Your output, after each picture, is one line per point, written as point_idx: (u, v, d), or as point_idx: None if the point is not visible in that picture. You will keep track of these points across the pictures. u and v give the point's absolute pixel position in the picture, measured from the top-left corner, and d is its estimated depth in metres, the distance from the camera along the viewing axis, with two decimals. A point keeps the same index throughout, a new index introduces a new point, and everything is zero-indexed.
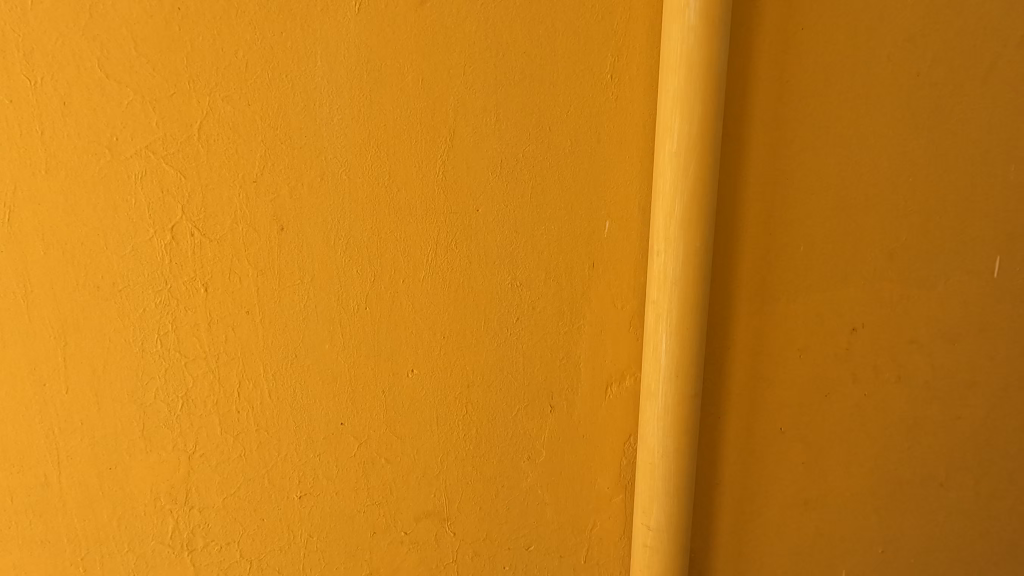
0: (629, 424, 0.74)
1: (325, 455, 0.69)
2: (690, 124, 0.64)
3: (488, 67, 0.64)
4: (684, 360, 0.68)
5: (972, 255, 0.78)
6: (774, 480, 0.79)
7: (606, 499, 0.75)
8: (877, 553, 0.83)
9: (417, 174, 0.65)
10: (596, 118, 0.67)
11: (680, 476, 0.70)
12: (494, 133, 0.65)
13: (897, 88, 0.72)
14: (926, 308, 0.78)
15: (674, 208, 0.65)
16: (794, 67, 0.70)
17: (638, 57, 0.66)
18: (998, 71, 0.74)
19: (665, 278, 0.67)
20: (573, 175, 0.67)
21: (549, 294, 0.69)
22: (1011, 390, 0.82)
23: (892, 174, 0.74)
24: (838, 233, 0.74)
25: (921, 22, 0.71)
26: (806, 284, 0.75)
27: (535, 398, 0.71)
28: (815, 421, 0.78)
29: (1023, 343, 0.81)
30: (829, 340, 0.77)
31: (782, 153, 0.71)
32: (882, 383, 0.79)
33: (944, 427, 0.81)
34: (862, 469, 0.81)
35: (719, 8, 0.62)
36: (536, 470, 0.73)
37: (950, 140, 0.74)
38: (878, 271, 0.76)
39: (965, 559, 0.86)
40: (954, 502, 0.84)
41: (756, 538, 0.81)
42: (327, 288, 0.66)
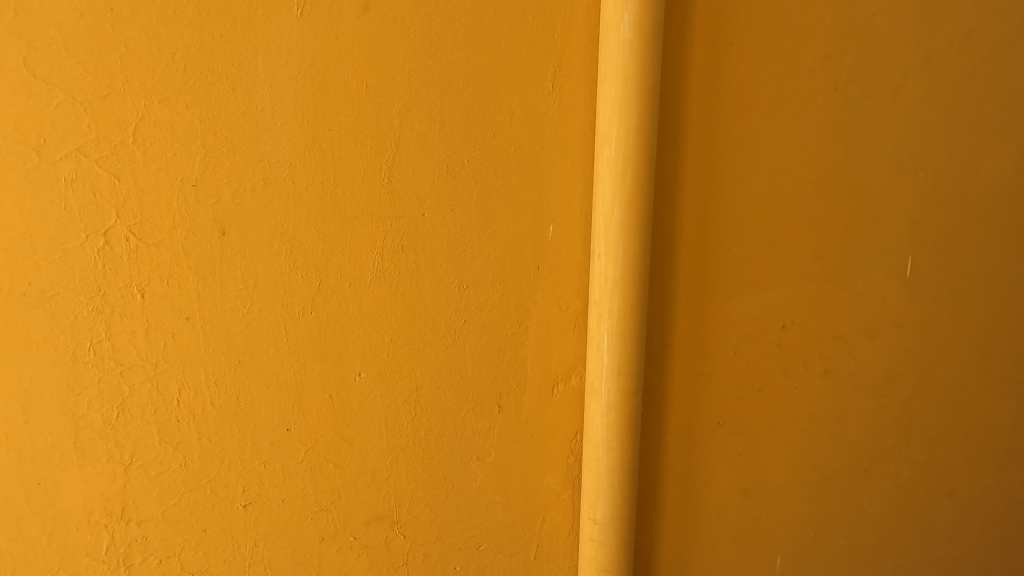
0: (576, 422, 0.76)
1: (270, 462, 0.68)
2: (627, 132, 0.67)
3: (433, 74, 0.65)
4: (626, 358, 0.71)
5: (889, 256, 0.84)
6: (714, 471, 0.83)
7: (555, 496, 0.77)
8: (810, 537, 0.89)
9: (363, 178, 0.65)
10: (539, 126, 0.69)
11: (624, 470, 0.73)
12: (439, 139, 0.67)
13: (818, 100, 0.78)
14: (848, 305, 0.84)
15: (614, 212, 0.68)
16: (724, 79, 0.74)
17: (578, 67, 0.69)
18: (906, 87, 0.81)
19: (607, 279, 0.69)
20: (517, 181, 0.69)
21: (496, 296, 0.71)
22: (925, 380, 0.89)
23: (815, 181, 0.79)
24: (768, 235, 0.79)
25: (837, 40, 0.77)
26: (740, 284, 0.79)
27: (484, 399, 0.73)
28: (751, 414, 0.83)
29: (934, 336, 0.88)
30: (761, 336, 0.81)
31: (715, 161, 0.76)
32: (811, 376, 0.84)
33: (867, 417, 0.87)
34: (794, 459, 0.86)
35: (651, 22, 0.66)
36: (485, 470, 0.74)
37: (866, 150, 0.80)
38: (805, 272, 0.81)
39: (889, 539, 0.92)
40: (878, 486, 0.90)
41: (699, 529, 0.84)
42: (271, 293, 0.65)
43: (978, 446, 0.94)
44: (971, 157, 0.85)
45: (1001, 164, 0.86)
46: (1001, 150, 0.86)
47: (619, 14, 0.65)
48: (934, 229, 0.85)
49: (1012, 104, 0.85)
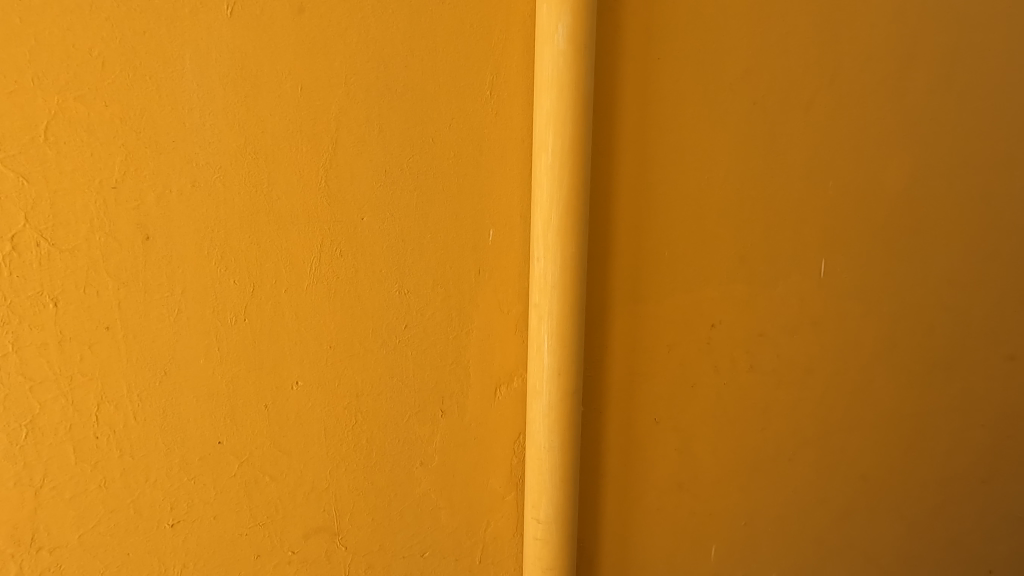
0: (518, 424, 0.77)
1: (200, 478, 0.65)
2: (562, 140, 0.69)
3: (370, 79, 0.65)
4: (565, 359, 0.72)
5: (805, 258, 0.91)
6: (651, 466, 0.86)
7: (499, 499, 0.77)
8: (741, 525, 0.93)
9: (298, 182, 0.64)
10: (478, 132, 0.70)
11: (566, 469, 0.75)
12: (377, 143, 0.66)
13: (739, 113, 0.83)
14: (770, 305, 0.89)
15: (551, 217, 0.70)
16: (653, 91, 0.78)
17: (515, 76, 0.71)
18: (816, 102, 0.87)
19: (546, 282, 0.71)
20: (457, 186, 0.70)
21: (437, 300, 0.71)
22: (839, 373, 0.96)
23: (738, 188, 0.85)
24: (697, 239, 0.84)
25: (755, 57, 0.83)
26: (672, 285, 0.83)
27: (426, 404, 0.72)
28: (685, 410, 0.87)
29: (846, 332, 0.96)
30: (693, 335, 0.85)
31: (647, 168, 0.79)
32: (738, 372, 0.89)
33: (789, 409, 0.94)
34: (725, 451, 0.90)
35: (584, 34, 0.68)
36: (429, 476, 0.74)
37: (783, 159, 0.87)
38: (731, 274, 0.86)
39: (811, 524, 0.99)
40: (801, 474, 0.96)
41: (638, 523, 0.87)
42: (201, 300, 0.62)
43: (885, 432, 1.02)
44: (873, 168, 0.93)
45: (898, 175, 0.95)
46: (898, 161, 0.95)
47: (553, 25, 0.67)
48: (843, 233, 0.93)
49: (906, 121, 0.94)
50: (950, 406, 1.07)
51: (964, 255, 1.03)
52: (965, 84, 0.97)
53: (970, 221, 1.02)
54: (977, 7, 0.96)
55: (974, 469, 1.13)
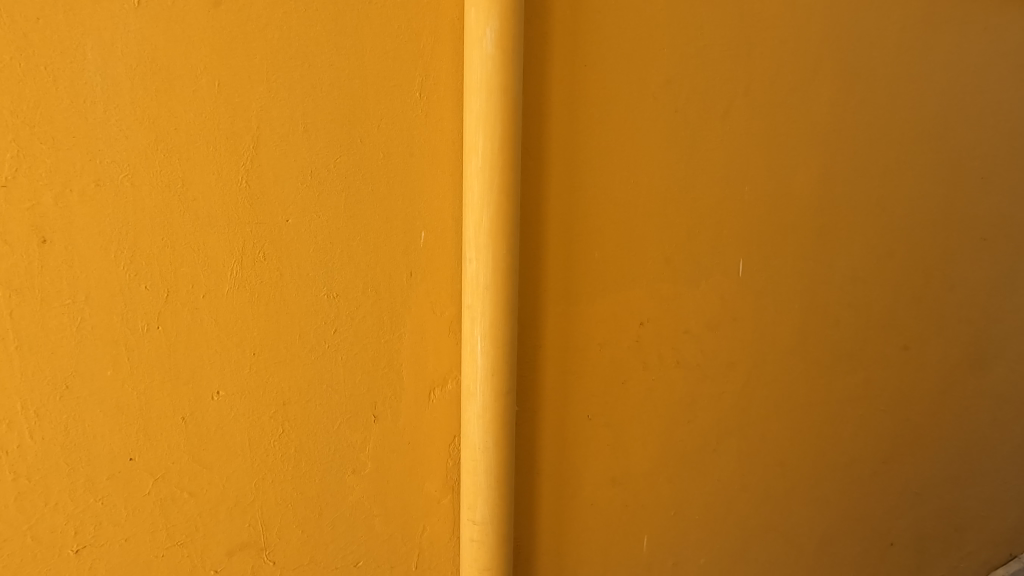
0: (453, 426, 0.77)
1: (109, 498, 0.60)
2: (492, 143, 0.70)
3: (293, 76, 0.63)
4: (498, 360, 0.73)
5: (725, 259, 0.96)
6: (585, 462, 0.88)
7: (435, 502, 0.77)
8: (671, 515, 0.97)
9: (216, 182, 0.61)
10: (408, 134, 0.69)
11: (501, 468, 0.75)
12: (302, 143, 0.64)
13: (661, 120, 0.87)
14: (694, 303, 0.94)
15: (482, 218, 0.71)
16: (581, 97, 0.80)
17: (445, 79, 0.71)
18: (732, 112, 0.93)
19: (478, 284, 0.72)
20: (388, 188, 0.69)
21: (368, 304, 0.70)
22: (758, 366, 1.02)
23: (662, 191, 0.88)
24: (625, 240, 0.87)
25: (676, 67, 0.87)
26: (602, 285, 0.86)
27: (358, 410, 0.71)
28: (616, 406, 0.89)
29: (763, 327, 1.02)
30: (622, 333, 0.88)
31: (577, 172, 0.82)
32: (665, 368, 0.93)
33: (713, 401, 0.99)
34: (655, 444, 0.94)
35: (512, 39, 0.69)
36: (362, 483, 0.72)
37: (703, 165, 0.91)
38: (657, 274, 0.90)
39: (735, 510, 1.04)
40: (725, 463, 1.02)
41: (574, 519, 0.89)
42: (108, 307, 0.58)
43: (800, 420, 1.10)
44: (784, 174, 1.00)
45: (806, 180, 1.03)
46: (806, 169, 1.02)
47: (481, 29, 0.68)
48: (759, 235, 0.99)
49: (812, 131, 1.02)
50: (855, 394, 1.17)
51: (863, 255, 1.13)
52: (860, 99, 1.07)
53: (867, 224, 1.12)
54: (869, 29, 1.06)
55: (876, 451, 1.23)
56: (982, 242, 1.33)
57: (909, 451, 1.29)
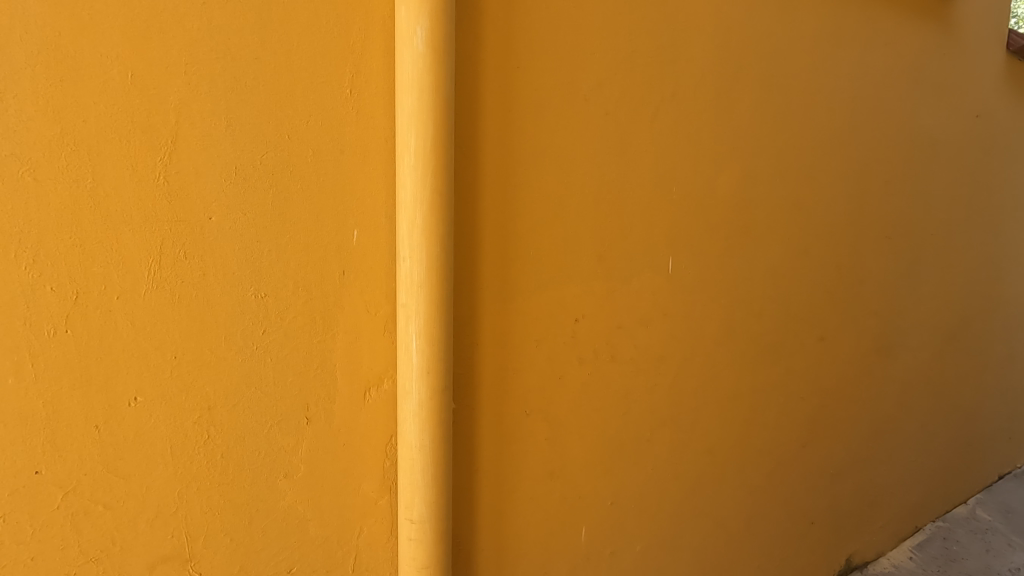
0: (390, 425, 0.77)
1: (12, 515, 0.56)
2: (424, 141, 0.70)
3: (215, 69, 0.61)
4: (434, 357, 0.74)
5: (656, 256, 1.00)
6: (524, 457, 0.90)
7: (372, 503, 0.77)
8: (609, 506, 1.00)
9: (131, 177, 0.58)
10: (338, 131, 0.69)
11: (438, 466, 0.76)
12: (226, 138, 0.62)
13: (593, 122, 0.90)
14: (627, 299, 0.97)
15: (416, 216, 0.71)
16: (514, 98, 0.82)
17: (376, 76, 0.71)
18: (661, 115, 0.97)
19: (412, 281, 0.72)
20: (318, 185, 0.68)
21: (298, 303, 0.68)
22: (687, 359, 1.07)
23: (595, 191, 0.91)
24: (560, 238, 0.89)
25: (607, 71, 0.90)
26: (538, 283, 0.87)
27: (289, 412, 0.69)
28: (552, 401, 0.91)
29: (692, 321, 1.07)
30: (558, 330, 0.90)
31: (512, 171, 0.83)
32: (600, 362, 0.96)
33: (646, 394, 1.02)
34: (592, 436, 0.97)
35: (443, 39, 0.70)
36: (295, 487, 0.71)
37: (633, 166, 0.95)
38: (591, 272, 0.93)
39: (669, 498, 1.09)
40: (659, 453, 1.06)
41: (514, 515, 0.90)
42: (8, 311, 0.54)
43: (727, 409, 1.16)
44: (709, 176, 1.05)
45: (730, 182, 1.09)
46: (729, 171, 1.08)
47: (412, 28, 0.69)
48: (686, 233, 1.04)
49: (734, 135, 1.08)
50: (777, 384, 1.25)
51: (782, 253, 1.20)
52: (777, 106, 1.15)
53: (785, 223, 1.20)
54: (785, 41, 1.13)
55: (798, 436, 1.32)
56: (887, 240, 1.45)
57: (826, 434, 1.39)
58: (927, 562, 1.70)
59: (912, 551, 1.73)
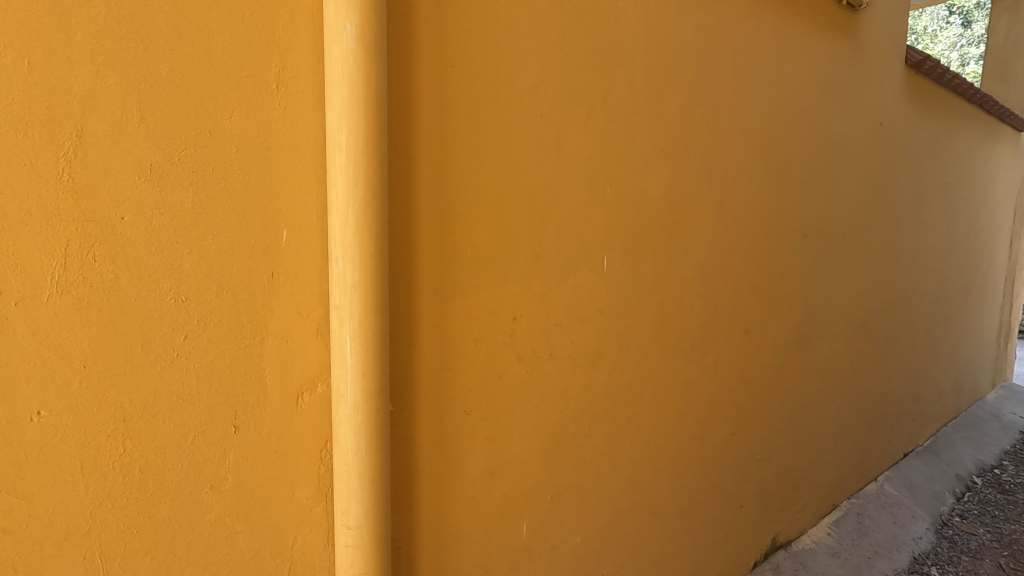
0: (324, 429, 0.75)
1: None
2: (356, 139, 0.69)
3: (127, 59, 0.57)
4: (369, 359, 0.73)
5: (591, 255, 1.03)
6: (464, 457, 0.90)
7: (307, 511, 0.74)
8: (549, 500, 1.02)
9: (29, 173, 0.53)
10: (264, 127, 0.66)
11: (375, 468, 0.75)
12: (139, 133, 0.59)
13: (528, 123, 0.91)
14: (563, 297, 0.99)
15: (348, 216, 0.70)
16: (449, 97, 0.82)
17: (304, 72, 0.69)
18: (594, 117, 1.00)
19: (345, 282, 0.71)
20: (244, 184, 0.65)
21: (223, 308, 0.65)
22: (623, 355, 1.11)
23: (531, 191, 0.92)
24: (497, 238, 0.89)
25: (541, 73, 0.91)
26: (476, 282, 0.88)
27: (215, 421, 0.66)
28: (492, 400, 0.92)
29: (627, 318, 1.10)
30: (496, 328, 0.91)
31: (447, 171, 0.83)
32: (539, 359, 0.97)
33: (584, 389, 1.05)
34: (532, 433, 0.98)
35: (373, 36, 0.69)
36: (222, 499, 0.67)
37: (568, 167, 0.97)
38: (528, 270, 0.94)
39: (607, 489, 1.12)
40: (597, 446, 1.09)
41: (455, 515, 0.89)
42: None
43: (661, 401, 1.21)
44: (641, 177, 1.09)
45: (660, 183, 1.13)
46: (659, 172, 1.13)
47: (341, 24, 0.68)
48: (620, 233, 1.07)
49: (664, 138, 1.12)
50: (706, 375, 1.31)
51: (710, 251, 1.26)
52: (703, 111, 1.20)
53: (712, 222, 1.26)
54: (709, 49, 1.19)
55: (726, 425, 1.39)
56: (805, 238, 1.56)
57: (752, 422, 1.48)
58: (843, 537, 1.83)
59: (830, 528, 1.85)
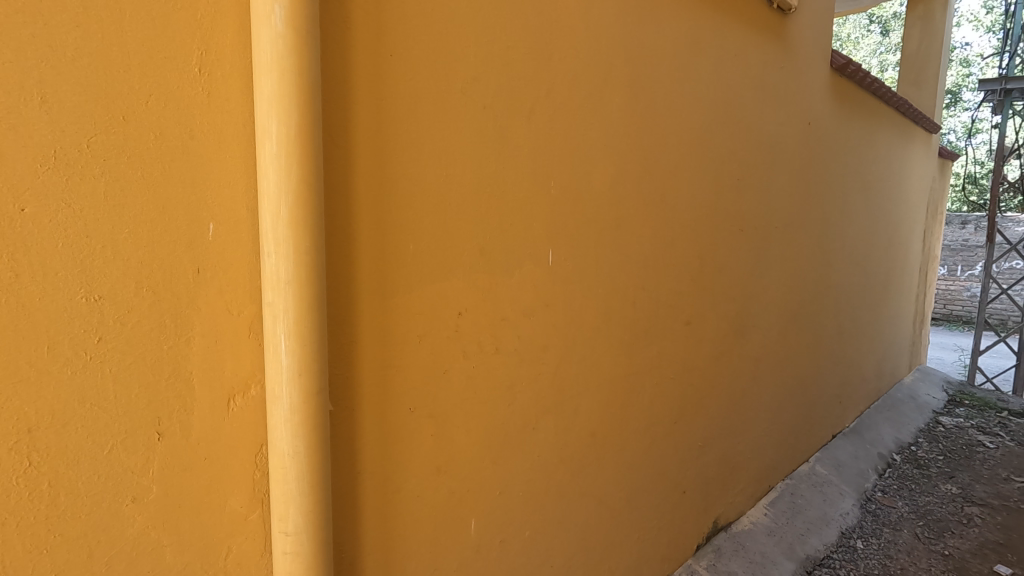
0: (259, 433, 0.72)
1: None
2: (287, 128, 0.66)
3: (24, 34, 0.52)
4: (305, 358, 0.70)
5: (536, 249, 1.03)
6: (410, 455, 0.88)
7: (241, 519, 0.71)
8: (497, 495, 1.01)
9: None
10: (186, 114, 0.62)
11: (314, 471, 0.72)
12: (40, 117, 0.53)
13: (470, 115, 0.90)
14: (509, 291, 0.99)
15: (280, 208, 0.67)
16: (388, 87, 0.79)
17: (230, 57, 0.65)
18: (537, 111, 1.00)
19: (278, 277, 0.68)
20: (164, 174, 0.61)
21: (143, 306, 0.61)
22: (568, 347, 1.12)
23: (475, 184, 0.91)
24: (441, 231, 0.88)
25: (483, 65, 0.90)
26: (419, 277, 0.86)
27: (136, 429, 0.61)
28: (438, 396, 0.90)
29: (571, 312, 1.11)
30: (441, 324, 0.89)
31: (388, 163, 0.80)
32: (485, 354, 0.97)
33: (530, 383, 1.05)
34: (479, 428, 0.97)
35: (304, 20, 0.66)
36: (147, 512, 0.63)
37: (512, 160, 0.96)
38: (473, 265, 0.93)
39: (555, 482, 1.13)
40: (544, 440, 1.09)
41: (401, 516, 0.87)
42: None
43: (606, 393, 1.23)
44: (584, 172, 1.10)
45: (603, 178, 1.14)
46: (602, 167, 1.14)
47: (269, 6, 0.64)
48: (564, 227, 1.08)
49: (606, 133, 1.14)
50: (650, 366, 1.34)
51: (652, 245, 1.29)
52: (644, 107, 1.23)
53: (654, 216, 1.29)
54: (649, 46, 1.22)
55: (669, 413, 1.43)
56: (741, 232, 1.62)
57: (693, 410, 1.52)
58: (778, 516, 1.92)
59: (767, 508, 1.93)
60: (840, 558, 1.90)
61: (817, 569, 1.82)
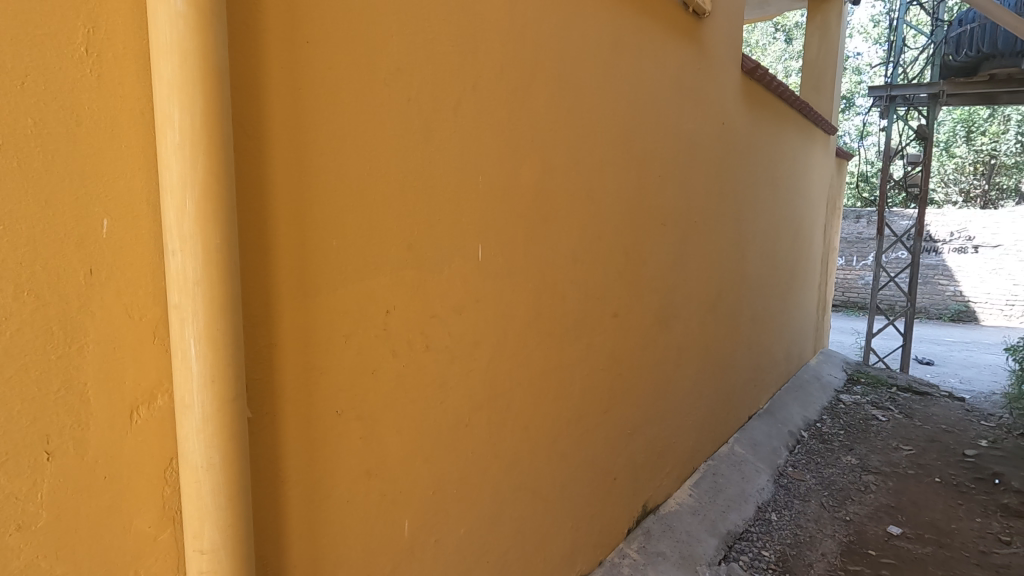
0: (168, 446, 0.66)
1: None
2: (191, 116, 0.61)
3: None
4: (219, 364, 0.65)
5: (464, 245, 1.02)
6: (338, 460, 0.84)
7: (149, 540, 0.65)
8: (430, 495, 1.00)
9: None
10: (71, 98, 0.56)
11: (231, 484, 0.67)
12: None
13: (394, 108, 0.87)
14: (437, 288, 0.97)
15: (185, 202, 0.62)
16: (305, 76, 0.75)
17: (123, 37, 0.59)
18: (463, 106, 0.99)
19: (185, 278, 0.63)
20: (47, 165, 0.55)
21: (25, 313, 0.54)
22: (499, 343, 1.12)
23: (401, 178, 0.89)
24: (365, 227, 0.85)
25: (406, 56, 0.88)
26: (343, 275, 0.82)
27: (21, 450, 0.55)
28: (366, 398, 0.87)
29: (501, 307, 1.12)
30: (368, 323, 0.87)
31: (307, 156, 0.76)
32: (414, 353, 0.94)
33: (462, 379, 1.04)
34: (410, 428, 0.95)
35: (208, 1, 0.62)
36: (36, 540, 0.56)
37: (438, 155, 0.95)
38: (400, 261, 0.90)
39: (488, 477, 1.13)
40: (477, 436, 1.09)
41: (330, 522, 0.84)
42: None
43: (538, 386, 1.24)
44: (511, 168, 1.10)
45: (530, 174, 1.15)
46: (529, 163, 1.15)
47: None
48: (492, 222, 1.07)
49: (532, 129, 1.14)
50: (579, 358, 1.37)
51: (578, 240, 1.32)
52: (568, 104, 1.24)
53: (580, 212, 1.32)
54: (572, 44, 1.24)
55: (599, 404, 1.47)
56: (662, 226, 1.68)
57: (622, 399, 1.57)
58: (702, 496, 2.03)
59: (692, 489, 2.03)
60: (757, 531, 2.04)
61: (737, 542, 1.94)
